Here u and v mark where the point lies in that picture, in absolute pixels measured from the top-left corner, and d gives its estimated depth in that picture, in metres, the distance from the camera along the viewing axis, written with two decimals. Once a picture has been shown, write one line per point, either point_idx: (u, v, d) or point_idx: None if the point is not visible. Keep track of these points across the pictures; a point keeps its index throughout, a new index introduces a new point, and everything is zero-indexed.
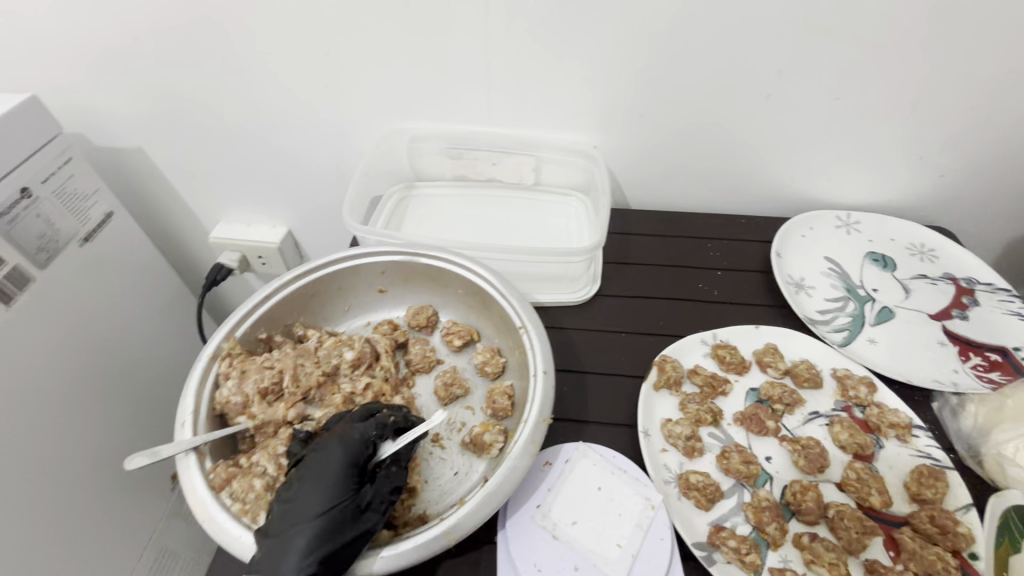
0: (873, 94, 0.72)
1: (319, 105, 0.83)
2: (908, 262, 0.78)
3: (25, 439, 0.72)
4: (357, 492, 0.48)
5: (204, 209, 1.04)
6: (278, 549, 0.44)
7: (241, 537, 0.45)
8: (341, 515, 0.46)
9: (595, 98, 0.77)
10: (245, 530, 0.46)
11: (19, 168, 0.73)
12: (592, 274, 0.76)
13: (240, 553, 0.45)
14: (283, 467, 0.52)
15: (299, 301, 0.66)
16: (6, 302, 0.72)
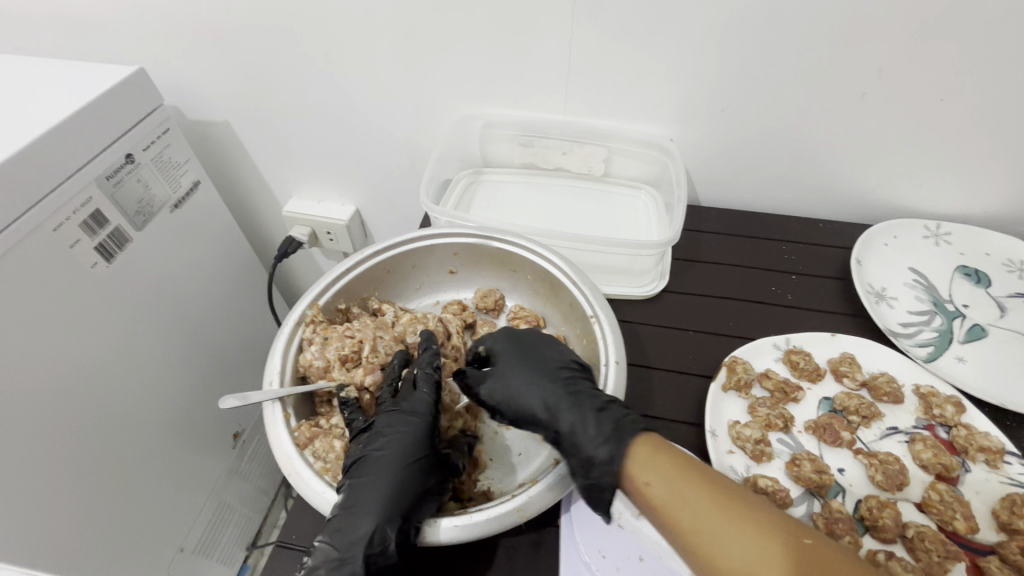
0: (981, 97, 0.67)
1: (399, 88, 0.85)
2: (1005, 279, 0.73)
3: (113, 387, 0.78)
4: (422, 476, 0.50)
5: (280, 184, 1.09)
6: (347, 523, 0.46)
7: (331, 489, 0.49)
8: (412, 489, 0.49)
9: (676, 90, 0.75)
10: (326, 487, 0.49)
11: (126, 136, 0.79)
12: (660, 270, 0.75)
13: (323, 507, 0.48)
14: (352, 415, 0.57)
15: (376, 277, 0.69)
16: (107, 259, 0.77)
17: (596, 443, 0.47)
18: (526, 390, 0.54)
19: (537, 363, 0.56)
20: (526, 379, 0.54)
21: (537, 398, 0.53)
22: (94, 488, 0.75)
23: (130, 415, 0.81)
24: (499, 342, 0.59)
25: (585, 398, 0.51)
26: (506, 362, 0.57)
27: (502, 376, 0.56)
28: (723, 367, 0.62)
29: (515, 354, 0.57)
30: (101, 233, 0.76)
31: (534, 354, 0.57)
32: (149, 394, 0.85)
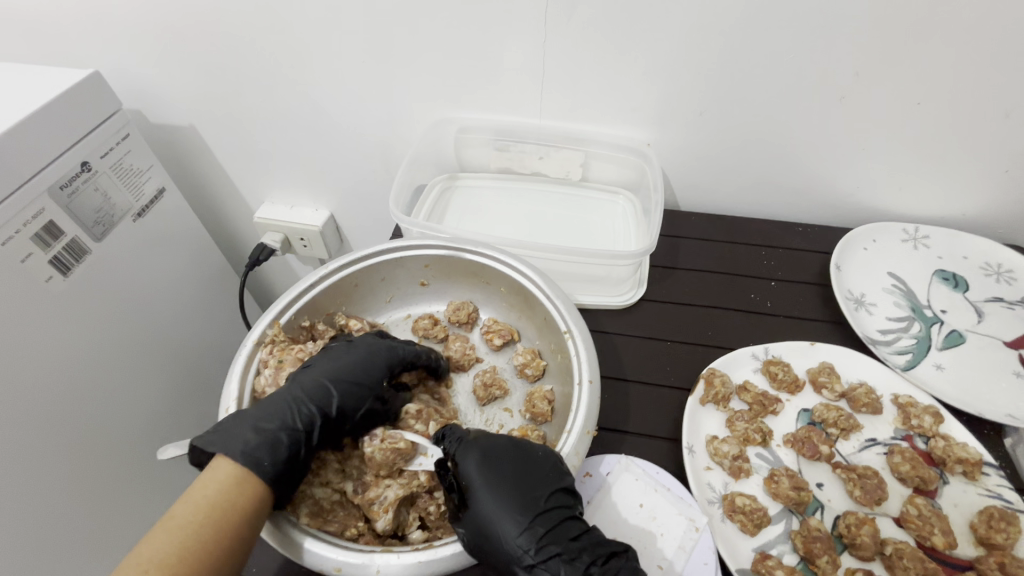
0: (960, 100, 0.67)
1: (370, 92, 0.82)
2: (982, 283, 0.72)
3: (71, 407, 0.74)
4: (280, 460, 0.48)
5: (251, 190, 1.06)
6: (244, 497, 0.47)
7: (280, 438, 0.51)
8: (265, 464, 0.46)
9: (652, 93, 0.74)
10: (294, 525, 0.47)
11: (81, 143, 0.75)
12: (637, 279, 0.74)
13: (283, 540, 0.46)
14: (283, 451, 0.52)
15: (343, 291, 0.66)
16: (64, 272, 0.74)
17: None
18: (511, 536, 0.45)
19: (519, 497, 0.47)
20: (509, 521, 0.45)
21: (518, 546, 0.45)
22: (53, 511, 0.72)
23: (92, 435, 0.78)
24: (477, 464, 0.48)
25: (562, 549, 0.45)
26: (486, 497, 0.47)
27: (482, 517, 0.46)
28: (701, 381, 0.61)
29: (496, 482, 0.48)
30: (56, 245, 0.73)
31: (522, 480, 0.47)
32: (114, 411, 0.82)
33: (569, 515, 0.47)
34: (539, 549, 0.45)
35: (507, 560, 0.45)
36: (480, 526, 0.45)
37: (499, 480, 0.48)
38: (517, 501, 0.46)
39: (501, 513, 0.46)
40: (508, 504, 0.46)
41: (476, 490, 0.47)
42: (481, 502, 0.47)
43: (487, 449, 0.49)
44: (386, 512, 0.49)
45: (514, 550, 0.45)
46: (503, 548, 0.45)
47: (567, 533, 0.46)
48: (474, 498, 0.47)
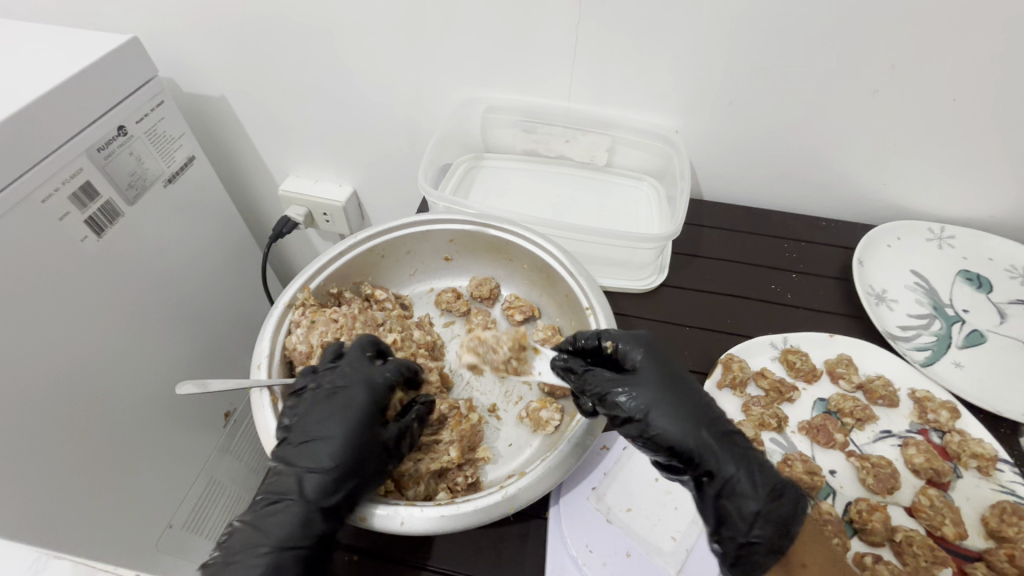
0: (994, 98, 0.66)
1: (400, 68, 0.83)
2: (1007, 285, 0.72)
3: (96, 363, 0.76)
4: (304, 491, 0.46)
5: (276, 162, 1.07)
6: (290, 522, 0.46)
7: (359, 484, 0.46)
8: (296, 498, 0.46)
9: (684, 80, 0.73)
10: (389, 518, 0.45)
11: (119, 107, 0.76)
12: (659, 265, 0.74)
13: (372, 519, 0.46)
14: None
15: (369, 261, 0.66)
16: (98, 233, 0.76)
17: (765, 500, 0.44)
18: (688, 417, 0.46)
19: (685, 387, 0.48)
20: (688, 411, 0.47)
21: (697, 425, 0.46)
22: (84, 459, 0.74)
23: (117, 392, 0.80)
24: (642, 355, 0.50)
25: (737, 443, 0.47)
26: (661, 387, 0.48)
27: (664, 396, 0.47)
28: (719, 365, 0.61)
29: (665, 372, 0.49)
30: (92, 206, 0.75)
31: (680, 377, 0.49)
32: (140, 369, 0.85)
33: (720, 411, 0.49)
34: (715, 431, 0.46)
35: (692, 438, 0.45)
36: (661, 405, 0.47)
37: (667, 372, 0.49)
38: (686, 390, 0.48)
39: (680, 400, 0.47)
40: (682, 393, 0.48)
41: (648, 381, 0.48)
42: (653, 387, 0.48)
43: (649, 346, 0.51)
44: (417, 483, 0.50)
45: (693, 430, 0.46)
46: (681, 427, 0.46)
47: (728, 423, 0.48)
48: (643, 384, 0.48)
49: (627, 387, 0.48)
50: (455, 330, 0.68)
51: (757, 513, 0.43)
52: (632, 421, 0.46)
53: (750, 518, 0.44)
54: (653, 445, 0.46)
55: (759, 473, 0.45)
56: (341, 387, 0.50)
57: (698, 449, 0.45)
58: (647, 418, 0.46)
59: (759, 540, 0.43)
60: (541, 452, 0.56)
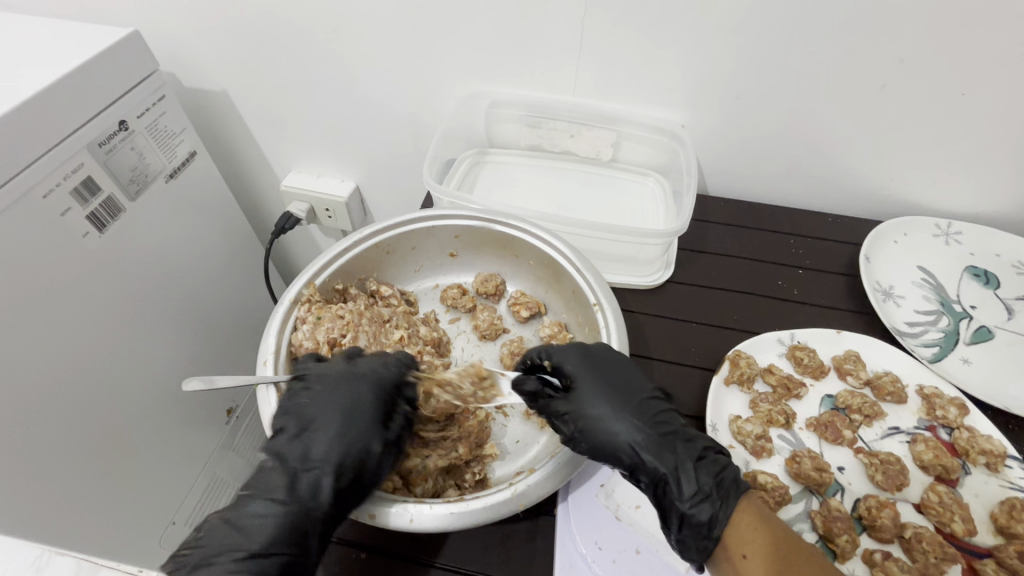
0: (1004, 92, 0.65)
1: (404, 62, 0.82)
2: (1014, 281, 0.71)
3: (98, 360, 0.76)
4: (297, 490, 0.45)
5: (278, 157, 1.06)
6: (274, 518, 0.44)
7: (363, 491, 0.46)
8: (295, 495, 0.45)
9: (692, 74, 0.73)
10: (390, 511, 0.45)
11: (120, 102, 0.76)
12: (665, 261, 0.74)
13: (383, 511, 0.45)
14: None
15: (374, 257, 0.66)
16: (100, 229, 0.75)
17: (692, 502, 0.44)
18: (617, 423, 0.48)
19: (627, 390, 0.50)
20: (618, 418, 0.48)
21: (627, 429, 0.48)
22: (87, 457, 0.74)
23: (120, 389, 0.80)
24: (575, 364, 0.51)
25: (675, 443, 0.47)
26: (592, 397, 0.49)
27: (594, 408, 0.49)
28: (726, 361, 0.61)
29: (597, 381, 0.50)
30: (93, 202, 0.74)
31: (620, 383, 0.50)
32: (143, 366, 0.84)
33: (669, 410, 0.50)
34: (646, 433, 0.47)
35: (619, 445, 0.47)
36: (591, 415, 0.49)
37: (602, 380, 0.50)
38: (620, 397, 0.49)
39: (610, 409, 0.49)
40: (614, 401, 0.49)
41: (581, 392, 0.50)
42: (588, 395, 0.50)
43: (589, 355, 0.52)
44: (425, 480, 0.50)
45: (623, 436, 0.47)
46: (610, 433, 0.48)
47: (671, 424, 0.49)
48: (579, 391, 0.50)
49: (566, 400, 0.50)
50: (461, 326, 0.67)
51: (682, 513, 0.45)
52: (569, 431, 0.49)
53: (675, 516, 0.45)
54: (588, 453, 0.48)
55: (691, 474, 0.45)
56: (350, 390, 0.50)
57: (625, 451, 0.47)
58: (584, 427, 0.48)
59: (688, 538, 0.45)
60: (548, 448, 0.56)
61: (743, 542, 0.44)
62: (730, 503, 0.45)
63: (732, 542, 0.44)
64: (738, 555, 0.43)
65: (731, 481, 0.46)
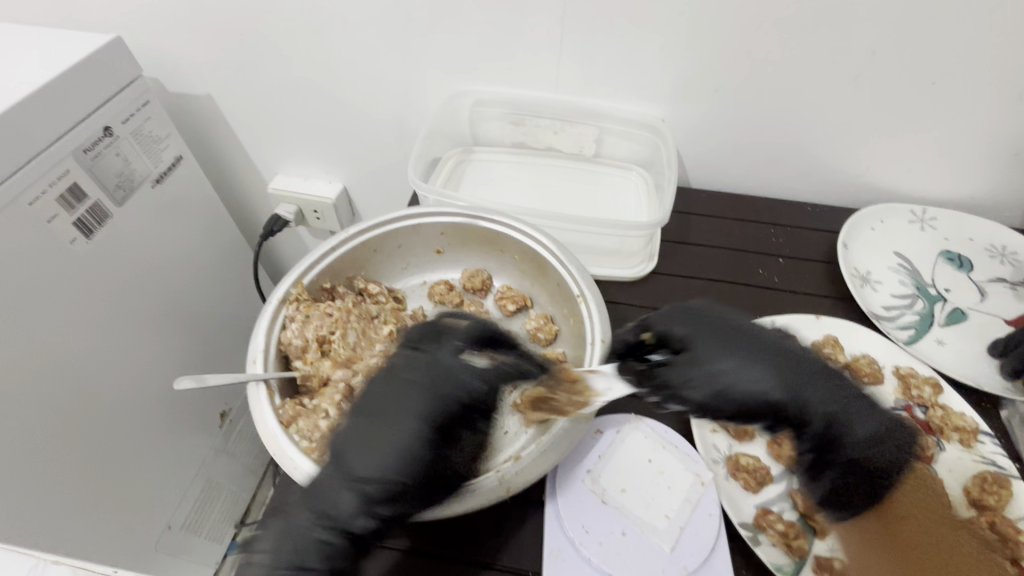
0: (972, 80, 0.67)
1: (388, 63, 0.83)
2: (986, 264, 0.74)
3: (90, 365, 0.76)
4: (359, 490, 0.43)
5: (265, 160, 1.07)
6: (325, 494, 0.43)
7: (307, 472, 0.45)
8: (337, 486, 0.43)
9: (670, 69, 0.74)
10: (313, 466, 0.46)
11: (103, 108, 0.76)
12: (649, 252, 0.75)
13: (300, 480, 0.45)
14: (298, 411, 0.50)
15: (361, 256, 0.67)
16: (87, 234, 0.76)
17: (876, 444, 0.45)
18: (750, 365, 0.47)
19: (740, 343, 0.48)
20: (754, 365, 0.47)
21: (770, 373, 0.46)
22: (80, 462, 0.74)
23: (112, 394, 0.80)
24: (685, 327, 0.51)
25: (833, 386, 0.47)
26: (714, 349, 0.48)
27: (722, 359, 0.48)
28: None
29: (715, 335, 0.49)
30: (79, 208, 0.74)
31: (713, 334, 0.50)
32: (134, 370, 0.84)
33: (806, 351, 0.50)
34: (786, 381, 0.46)
35: (774, 390, 0.46)
36: (726, 363, 0.47)
37: (724, 334, 0.49)
38: (742, 345, 0.48)
39: (739, 357, 0.47)
40: (745, 351, 0.48)
41: (698, 346, 0.49)
42: (711, 349, 0.49)
43: (690, 318, 0.52)
44: None
45: (766, 386, 0.46)
46: (766, 388, 0.46)
47: (815, 367, 0.48)
48: (702, 348, 0.49)
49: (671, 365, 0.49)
50: None
51: (855, 459, 0.44)
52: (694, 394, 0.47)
53: (842, 460, 0.45)
54: (736, 412, 0.46)
55: (870, 418, 0.46)
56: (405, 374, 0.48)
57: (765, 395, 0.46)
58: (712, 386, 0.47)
59: (854, 485, 0.45)
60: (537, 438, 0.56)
61: (911, 508, 0.44)
62: (900, 443, 0.45)
63: (892, 505, 0.45)
64: (896, 517, 0.44)
65: (845, 416, 0.46)
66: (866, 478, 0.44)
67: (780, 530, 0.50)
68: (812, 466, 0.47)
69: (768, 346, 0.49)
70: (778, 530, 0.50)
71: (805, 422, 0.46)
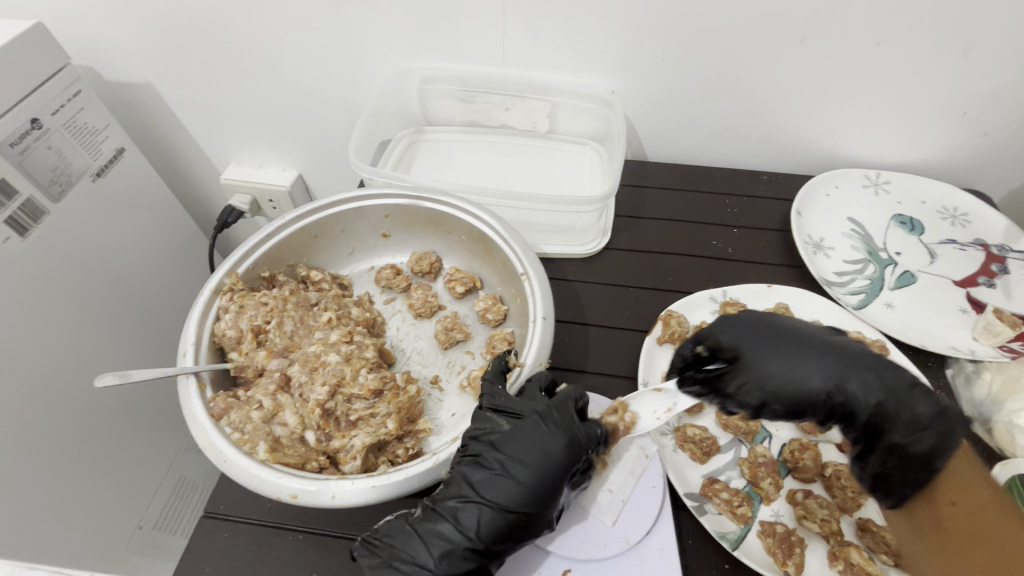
0: (918, 40, 0.66)
1: (328, 42, 0.80)
2: (937, 226, 0.74)
3: (38, 370, 0.73)
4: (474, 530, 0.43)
5: (215, 150, 1.03)
6: (430, 532, 0.43)
7: (236, 465, 0.45)
8: (477, 529, 0.43)
9: (617, 39, 0.72)
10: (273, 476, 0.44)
11: (30, 99, 0.71)
12: (602, 228, 0.74)
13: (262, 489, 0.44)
14: (229, 402, 0.50)
15: (302, 243, 0.65)
16: (21, 233, 0.72)
17: (933, 425, 0.45)
18: (549, 434, 0.46)
19: (799, 348, 0.49)
20: (802, 369, 0.48)
21: (561, 437, 0.46)
22: (37, 468, 0.72)
23: (67, 398, 0.78)
24: (733, 341, 0.51)
25: (878, 373, 0.48)
26: (762, 358, 0.50)
27: (766, 369, 0.49)
28: (659, 322, 0.63)
29: (763, 344, 0.50)
30: (10, 205, 0.71)
31: (769, 341, 0.50)
32: (88, 372, 0.82)
33: (856, 342, 0.51)
34: (841, 381, 0.48)
35: (814, 392, 0.48)
36: (770, 373, 0.49)
37: (771, 338, 0.50)
38: (793, 349, 0.49)
39: (790, 364, 0.49)
40: (797, 353, 0.49)
41: (745, 357, 0.50)
42: (758, 359, 0.50)
43: (741, 324, 0.52)
44: (354, 459, 0.48)
45: (820, 384, 0.48)
46: (818, 387, 0.48)
47: (870, 359, 0.49)
48: (750, 358, 0.50)
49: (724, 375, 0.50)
50: (396, 306, 0.67)
51: (896, 444, 0.46)
52: (752, 401, 0.49)
53: (884, 446, 0.47)
54: (785, 411, 0.48)
55: (926, 400, 0.46)
56: (542, 423, 0.46)
57: (564, 467, 0.45)
58: (766, 390, 0.48)
59: (894, 470, 0.46)
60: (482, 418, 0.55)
61: (959, 492, 0.43)
62: (955, 432, 0.45)
63: (945, 489, 0.43)
64: (946, 502, 0.43)
65: (897, 406, 0.47)
66: (906, 463, 0.46)
67: (724, 499, 0.50)
68: (860, 453, 0.49)
69: (823, 346, 0.50)
70: (723, 499, 0.50)
71: (853, 414, 0.48)
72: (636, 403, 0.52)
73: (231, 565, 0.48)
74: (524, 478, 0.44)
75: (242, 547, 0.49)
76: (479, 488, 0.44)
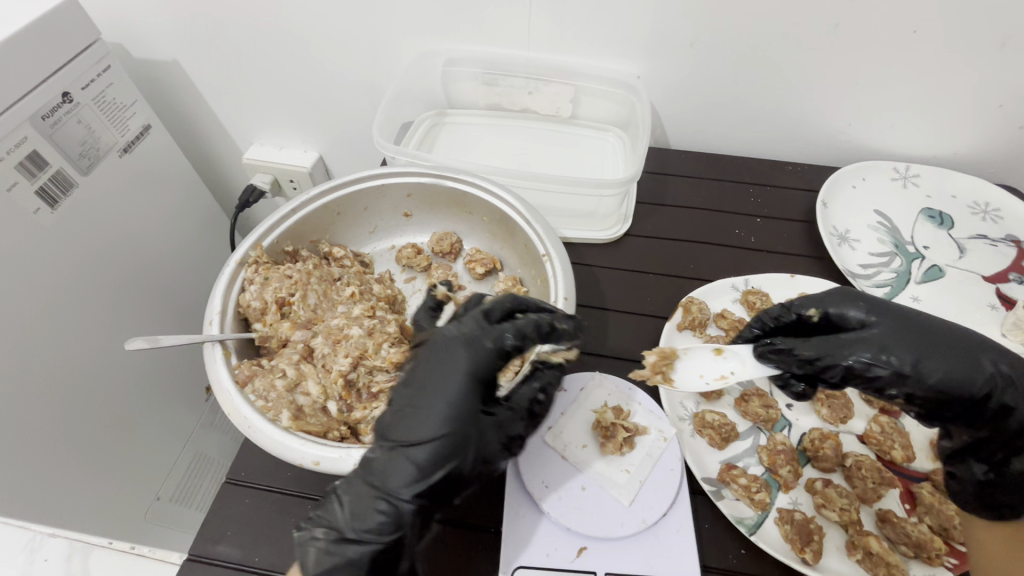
0: (955, 27, 0.65)
1: (354, 21, 0.80)
2: (968, 220, 0.72)
3: (61, 340, 0.75)
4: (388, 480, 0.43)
5: (238, 129, 1.04)
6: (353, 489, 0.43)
7: (260, 430, 0.45)
8: (389, 476, 0.43)
9: (645, 22, 0.71)
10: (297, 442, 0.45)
11: (60, 72, 0.72)
12: (623, 213, 0.74)
13: (284, 454, 0.44)
14: (253, 369, 0.51)
15: (325, 218, 0.65)
16: (51, 205, 0.74)
17: None
18: (450, 358, 0.46)
19: (950, 333, 0.45)
20: (949, 352, 0.44)
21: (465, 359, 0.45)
22: (59, 435, 0.74)
23: (89, 368, 0.79)
24: (870, 312, 0.47)
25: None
26: (902, 335, 0.45)
27: (913, 347, 0.44)
28: (679, 308, 0.62)
29: (903, 322, 0.46)
30: (42, 175, 0.72)
31: (907, 320, 0.46)
32: (112, 345, 0.83)
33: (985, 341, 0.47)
34: (999, 371, 0.43)
35: (963, 378, 0.43)
36: (914, 352, 0.44)
37: (908, 319, 0.46)
38: (936, 333, 0.45)
39: (934, 344, 0.44)
40: (939, 338, 0.45)
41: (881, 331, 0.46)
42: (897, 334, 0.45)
43: (870, 301, 0.48)
44: None
45: (971, 369, 0.43)
46: (971, 371, 0.43)
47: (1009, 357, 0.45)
48: (887, 333, 0.45)
49: (854, 337, 0.45)
50: (416, 286, 0.68)
51: None
52: (887, 372, 0.44)
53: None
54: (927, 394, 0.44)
55: None
56: (440, 348, 0.46)
57: (469, 394, 0.44)
58: (908, 361, 0.44)
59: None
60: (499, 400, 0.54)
61: None
62: None
63: None
64: None
65: None
66: None
67: (742, 485, 0.50)
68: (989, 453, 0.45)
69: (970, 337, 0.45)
70: (741, 484, 0.50)
71: (1004, 407, 0.43)
72: (689, 359, 0.54)
73: (253, 528, 0.49)
74: (429, 414, 0.44)
75: (264, 511, 0.50)
76: (391, 432, 0.44)
